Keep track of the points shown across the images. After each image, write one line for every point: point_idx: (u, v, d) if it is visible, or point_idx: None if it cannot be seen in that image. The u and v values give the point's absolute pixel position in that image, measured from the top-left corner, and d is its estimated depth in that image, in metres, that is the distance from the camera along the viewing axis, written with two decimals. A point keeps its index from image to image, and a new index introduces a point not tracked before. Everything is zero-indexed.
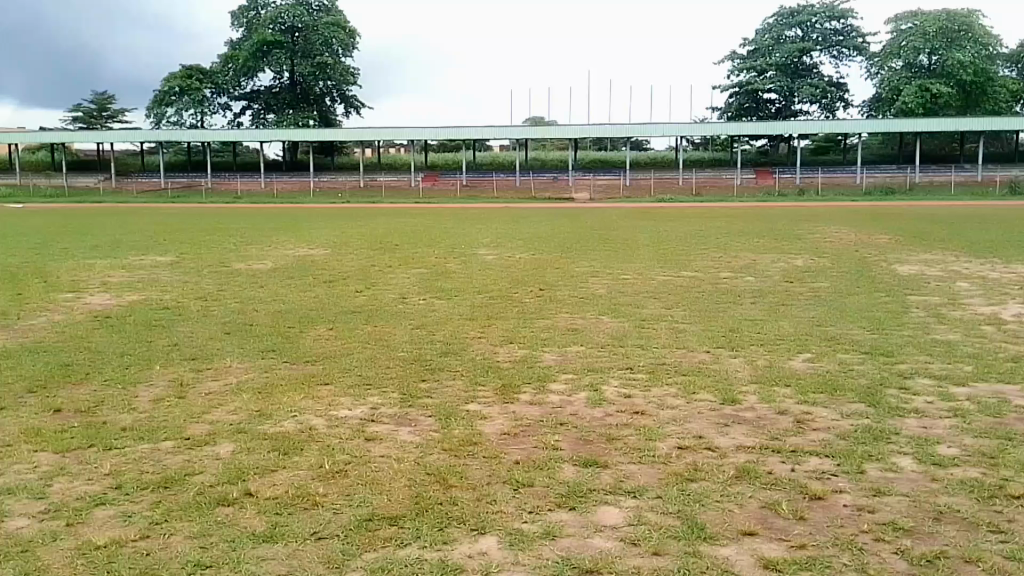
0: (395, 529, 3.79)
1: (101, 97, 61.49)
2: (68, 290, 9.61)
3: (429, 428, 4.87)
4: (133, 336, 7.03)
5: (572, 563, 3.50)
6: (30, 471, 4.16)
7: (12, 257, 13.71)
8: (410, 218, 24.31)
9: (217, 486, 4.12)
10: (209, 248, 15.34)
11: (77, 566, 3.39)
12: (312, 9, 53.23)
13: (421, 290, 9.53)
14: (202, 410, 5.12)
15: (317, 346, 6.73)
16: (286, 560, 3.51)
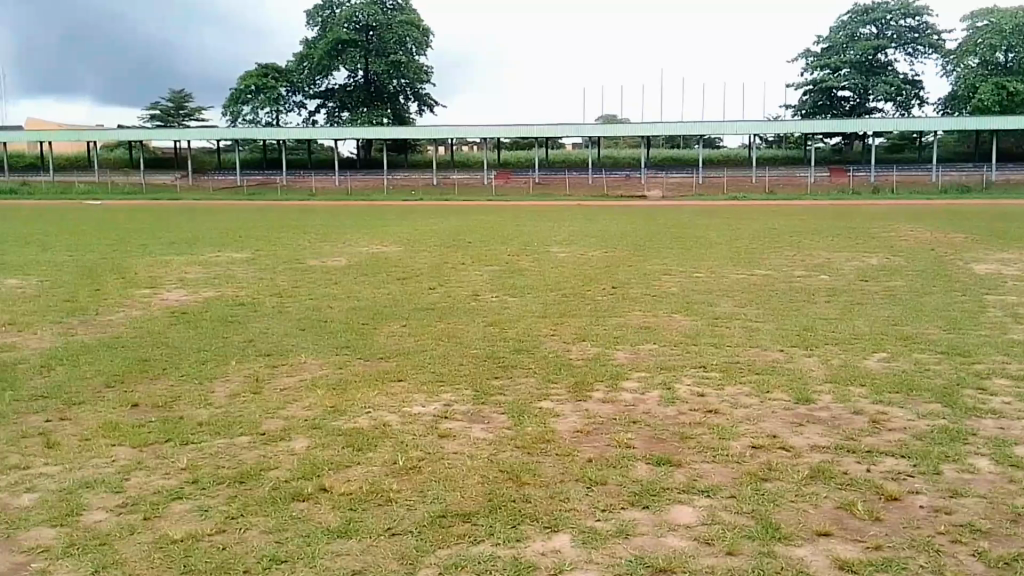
0: (469, 526, 3.79)
1: (177, 95, 62.24)
2: (146, 287, 9.77)
3: (502, 426, 4.87)
4: (208, 332, 7.13)
5: (648, 562, 3.48)
6: (108, 466, 4.21)
7: (126, 253, 13.95)
8: (519, 216, 24.36)
9: (291, 481, 4.13)
10: (282, 244, 15.45)
11: (156, 560, 3.45)
12: (386, 8, 53.58)
13: (493, 288, 9.56)
14: (277, 405, 5.17)
15: (390, 342, 6.77)
16: (361, 556, 3.53)
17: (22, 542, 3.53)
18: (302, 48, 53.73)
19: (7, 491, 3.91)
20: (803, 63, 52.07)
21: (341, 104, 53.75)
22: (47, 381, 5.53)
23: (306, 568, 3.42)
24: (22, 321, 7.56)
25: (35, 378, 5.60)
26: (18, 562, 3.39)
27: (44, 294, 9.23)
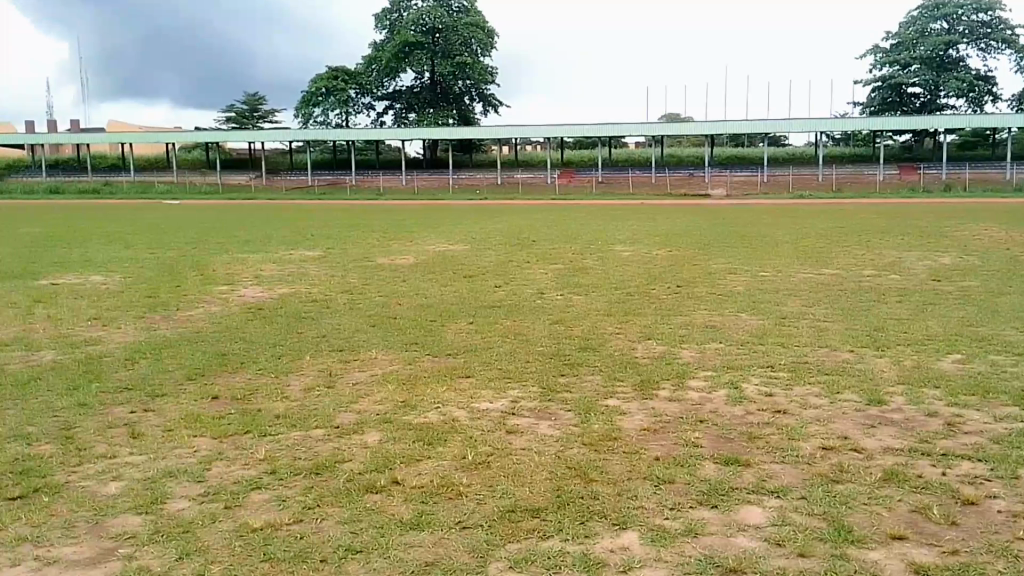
0: (538, 521, 3.81)
1: (253, 99, 63.98)
2: (224, 283, 10.06)
3: (570, 423, 4.89)
4: (283, 327, 7.32)
5: (719, 562, 3.46)
6: (191, 455, 4.35)
7: (218, 250, 14.43)
8: (599, 214, 24.59)
9: (364, 473, 4.21)
10: (354, 243, 15.70)
11: (236, 548, 3.55)
12: (453, 10, 54.56)
13: (558, 286, 9.63)
14: (350, 399, 5.28)
15: (458, 339, 6.86)
16: (434, 548, 3.58)
17: (110, 527, 3.67)
18: (371, 51, 55.03)
19: (98, 477, 4.08)
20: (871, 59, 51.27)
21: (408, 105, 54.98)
22: (133, 373, 5.77)
23: (380, 558, 3.49)
24: (108, 315, 7.89)
25: (121, 371, 5.84)
26: (108, 546, 3.53)
27: (127, 290, 9.60)
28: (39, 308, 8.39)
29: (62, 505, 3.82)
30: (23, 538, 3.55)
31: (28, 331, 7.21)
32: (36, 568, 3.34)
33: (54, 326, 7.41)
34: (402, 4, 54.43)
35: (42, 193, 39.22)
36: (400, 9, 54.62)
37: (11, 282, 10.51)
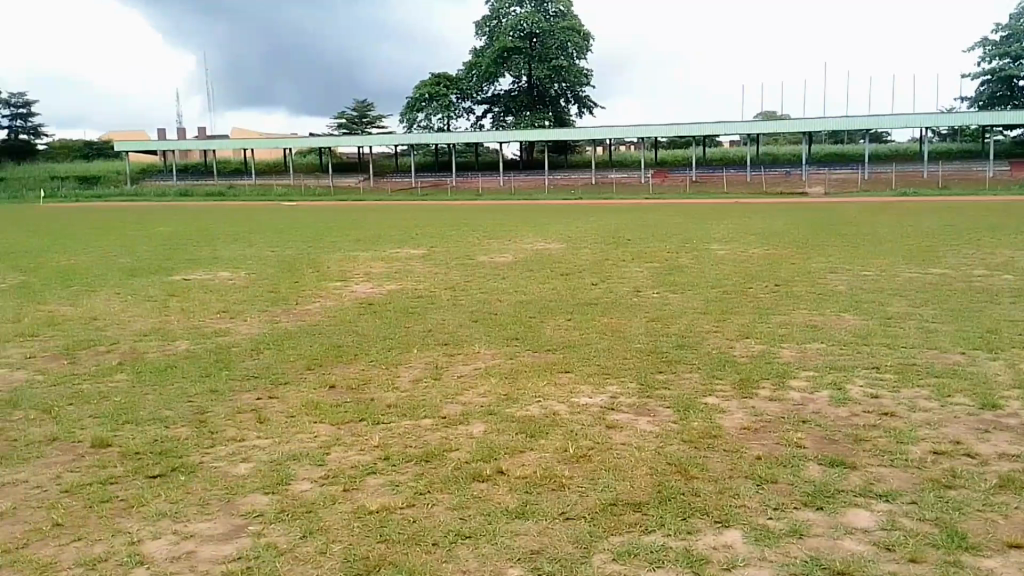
0: (640, 515, 3.87)
1: (363, 106, 67.55)
2: (337, 279, 10.59)
3: (669, 419, 4.93)
4: (391, 322, 7.68)
5: (825, 563, 3.42)
6: (311, 440, 4.63)
7: (341, 247, 15.36)
8: (713, 213, 24.76)
9: (470, 462, 4.38)
10: (457, 241, 16.34)
11: (354, 528, 3.76)
12: (549, 15, 55.57)
13: (654, 284, 9.72)
14: (456, 391, 5.49)
15: (556, 335, 7.01)
16: (539, 537, 3.69)
17: (239, 505, 3.95)
18: (472, 57, 57.01)
19: (229, 459, 4.41)
20: (978, 52, 49.01)
21: (507, 108, 56.68)
22: (257, 362, 6.20)
23: (488, 545, 3.62)
24: (235, 308, 8.49)
25: (247, 360, 6.29)
26: (239, 522, 3.81)
27: (251, 285, 10.27)
28: (176, 301, 9.10)
29: (198, 482, 4.15)
30: (166, 512, 3.87)
31: (166, 321, 7.86)
32: (180, 540, 3.65)
33: (188, 317, 8.05)
34: (501, 10, 55.78)
35: (172, 196, 42.99)
36: (499, 15, 56.18)
37: (153, 276, 11.41)
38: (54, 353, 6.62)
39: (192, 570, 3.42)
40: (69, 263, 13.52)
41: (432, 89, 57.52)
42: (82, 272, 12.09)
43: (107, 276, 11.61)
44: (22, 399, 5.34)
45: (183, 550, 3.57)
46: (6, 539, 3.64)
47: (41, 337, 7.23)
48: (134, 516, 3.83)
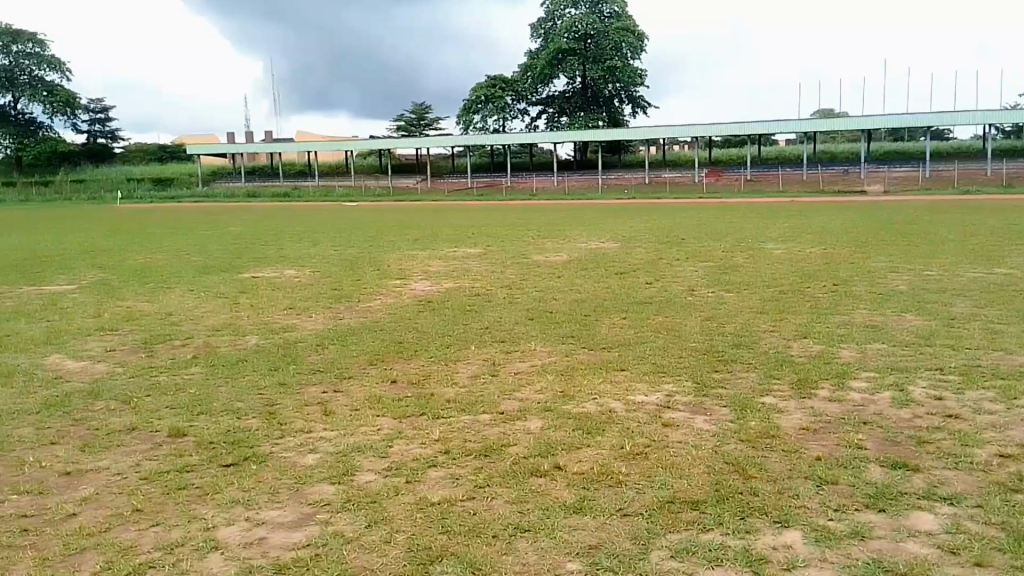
0: (697, 513, 3.89)
1: (421, 109, 69.23)
2: (396, 278, 10.88)
3: (726, 418, 4.95)
4: (449, 319, 7.85)
5: (888, 564, 3.40)
6: (375, 433, 4.79)
7: (402, 246, 15.83)
8: (775, 212, 24.63)
9: (528, 457, 4.46)
10: (514, 240, 16.68)
11: (417, 519, 3.88)
12: (604, 17, 56.23)
13: (709, 283, 9.73)
14: (513, 388, 5.59)
15: (611, 333, 7.09)
16: (596, 532, 3.74)
17: (307, 494, 4.10)
18: (528, 59, 57.99)
19: (297, 449, 4.59)
20: None
21: (562, 110, 57.01)
22: (322, 357, 6.43)
23: (547, 539, 3.68)
24: (301, 304, 8.80)
25: (312, 354, 6.53)
26: (307, 510, 3.97)
27: (315, 282, 10.62)
28: (245, 297, 9.47)
29: (268, 472, 4.33)
30: (238, 499, 4.05)
31: (236, 316, 8.22)
32: (252, 527, 3.82)
33: (257, 313, 8.37)
34: (557, 12, 56.56)
35: (242, 198, 45.01)
36: (555, 17, 56.98)
37: (223, 274, 11.86)
38: (132, 346, 6.99)
39: (265, 555, 3.58)
40: (146, 261, 14.20)
41: (489, 91, 58.28)
42: (156, 270, 12.69)
43: (181, 273, 12.13)
44: (104, 389, 5.65)
45: (256, 535, 3.74)
46: (92, 520, 3.87)
47: (121, 331, 7.64)
48: (209, 503, 4.01)
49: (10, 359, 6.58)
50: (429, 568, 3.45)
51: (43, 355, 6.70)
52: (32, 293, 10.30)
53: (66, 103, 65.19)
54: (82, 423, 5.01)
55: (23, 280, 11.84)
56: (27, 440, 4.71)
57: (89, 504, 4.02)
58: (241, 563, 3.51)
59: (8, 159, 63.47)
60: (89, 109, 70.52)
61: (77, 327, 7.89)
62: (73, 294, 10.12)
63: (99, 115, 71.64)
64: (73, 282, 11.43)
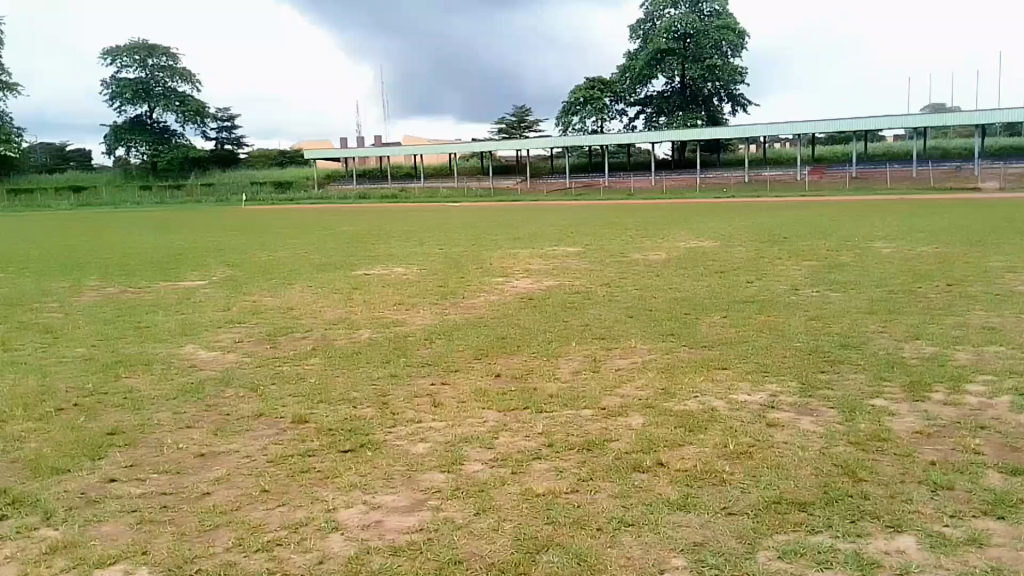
0: (805, 515, 3.84)
1: (521, 112, 74.97)
2: (499, 275, 11.45)
3: (833, 421, 4.90)
4: (551, 316, 8.21)
5: (1010, 575, 3.26)
6: (481, 425, 5.01)
7: (511, 244, 16.85)
8: (881, 211, 24.43)
9: (630, 453, 4.55)
10: (610, 239, 17.46)
11: (523, 509, 4.01)
12: (704, 15, 58.96)
13: (813, 282, 9.75)
14: (615, 384, 5.73)
15: (712, 332, 7.18)
16: (701, 529, 3.76)
17: (419, 481, 4.32)
18: (627, 60, 61.74)
19: (408, 438, 4.85)
20: None
21: (659, 109, 61.19)
22: (430, 351, 6.81)
23: (652, 533, 3.74)
24: (409, 301, 9.35)
25: (421, 348, 6.92)
26: (419, 496, 4.18)
27: (423, 279, 11.29)
28: (358, 293, 10.13)
29: (382, 459, 4.58)
30: (355, 483, 4.31)
31: (350, 311, 8.83)
32: (368, 510, 4.05)
33: (369, 309, 8.95)
34: (656, 14, 59.90)
35: (352, 198, 48.54)
36: (654, 18, 60.07)
37: (338, 270, 12.78)
38: (258, 337, 7.63)
39: (382, 537, 3.79)
40: (270, 258, 15.35)
41: (587, 94, 64.72)
42: (278, 266, 13.83)
43: (302, 269, 13.11)
44: (231, 378, 6.18)
45: (372, 518, 3.97)
46: (225, 498, 4.21)
47: (247, 324, 8.35)
48: (329, 486, 4.29)
49: (151, 347, 7.31)
50: (536, 556, 3.56)
51: (180, 345, 7.41)
52: (169, 288, 11.36)
53: (196, 112, 72.19)
54: (213, 408, 5.49)
55: (163, 275, 13.12)
56: (168, 424, 5.21)
57: (221, 482, 4.37)
58: (360, 543, 3.73)
59: (145, 164, 71.14)
60: (217, 118, 77.33)
61: (209, 319, 8.67)
62: (205, 288, 11.11)
63: (226, 122, 78.26)
64: (206, 277, 12.53)
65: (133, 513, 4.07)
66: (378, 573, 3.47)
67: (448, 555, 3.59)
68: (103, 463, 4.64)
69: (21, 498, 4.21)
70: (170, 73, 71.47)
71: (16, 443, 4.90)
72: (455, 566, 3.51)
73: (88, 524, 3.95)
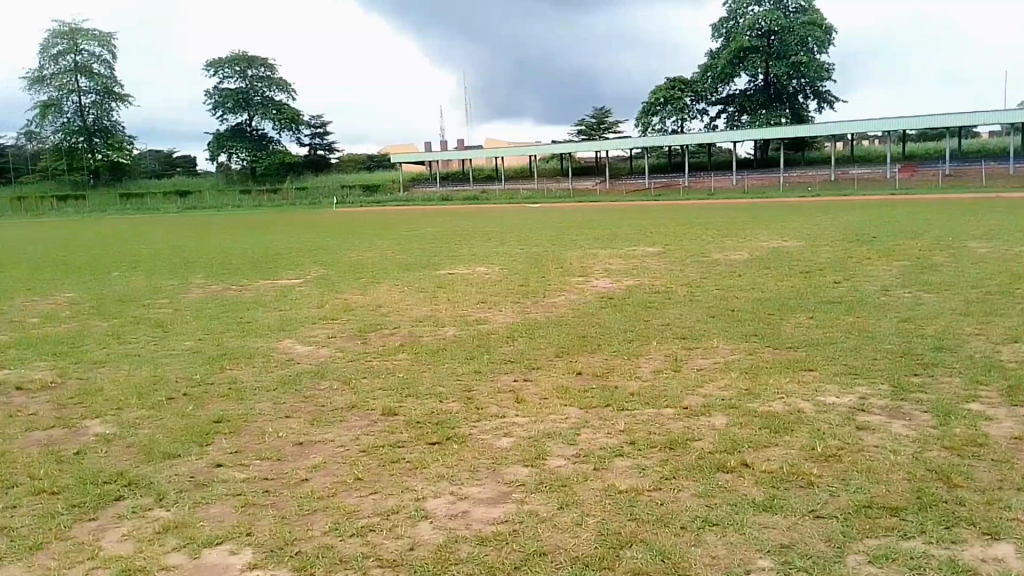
0: (897, 519, 3.76)
1: (600, 113, 77.62)
2: (578, 275, 11.94)
3: (927, 424, 4.79)
4: (632, 315, 8.47)
5: None
6: (564, 421, 5.16)
7: (596, 244, 17.51)
8: (981, 208, 23.75)
9: (714, 453, 4.56)
10: (689, 239, 17.81)
11: (606, 504, 4.07)
12: (790, 11, 59.20)
13: (906, 282, 9.58)
14: (696, 382, 5.81)
15: (798, 332, 7.20)
16: (788, 531, 3.72)
17: (504, 474, 4.46)
18: (708, 60, 62.91)
19: (493, 432, 5.06)
20: None
21: (742, 108, 61.85)
22: (513, 348, 7.10)
23: (737, 533, 3.72)
24: (492, 299, 9.84)
25: (503, 345, 7.27)
26: (504, 489, 4.30)
27: (505, 279, 11.86)
28: (442, 292, 10.71)
29: (467, 452, 4.77)
30: (443, 474, 4.49)
31: (435, 310, 9.35)
32: (455, 500, 4.21)
33: (452, 308, 9.46)
34: (739, 11, 60.55)
35: (437, 201, 51.26)
36: (737, 16, 60.64)
37: (422, 270, 13.48)
38: (349, 333, 8.15)
39: (469, 527, 3.92)
40: (359, 258, 16.11)
41: (666, 94, 65.56)
42: (365, 266, 14.55)
43: (388, 269, 13.87)
44: (326, 372, 6.61)
45: (460, 508, 4.12)
46: (320, 484, 4.46)
47: (338, 320, 8.94)
48: (417, 476, 4.48)
49: (251, 343, 7.86)
50: (619, 551, 3.61)
51: (277, 340, 7.99)
52: (267, 286, 12.10)
53: (291, 120, 77.03)
54: (309, 400, 5.87)
55: (261, 273, 14.03)
56: (267, 414, 5.58)
57: (316, 470, 4.64)
58: (448, 532, 3.88)
59: (246, 169, 74.68)
60: (311, 125, 82.01)
61: (303, 316, 9.27)
62: (299, 287, 11.82)
63: (319, 129, 82.96)
64: (300, 276, 13.32)
65: (237, 496, 4.36)
66: (467, 561, 3.60)
67: (533, 546, 3.68)
68: (210, 448, 5.01)
69: (137, 479, 4.59)
70: (269, 83, 76.46)
71: (133, 429, 5.37)
72: (540, 557, 3.60)
73: (197, 506, 4.26)
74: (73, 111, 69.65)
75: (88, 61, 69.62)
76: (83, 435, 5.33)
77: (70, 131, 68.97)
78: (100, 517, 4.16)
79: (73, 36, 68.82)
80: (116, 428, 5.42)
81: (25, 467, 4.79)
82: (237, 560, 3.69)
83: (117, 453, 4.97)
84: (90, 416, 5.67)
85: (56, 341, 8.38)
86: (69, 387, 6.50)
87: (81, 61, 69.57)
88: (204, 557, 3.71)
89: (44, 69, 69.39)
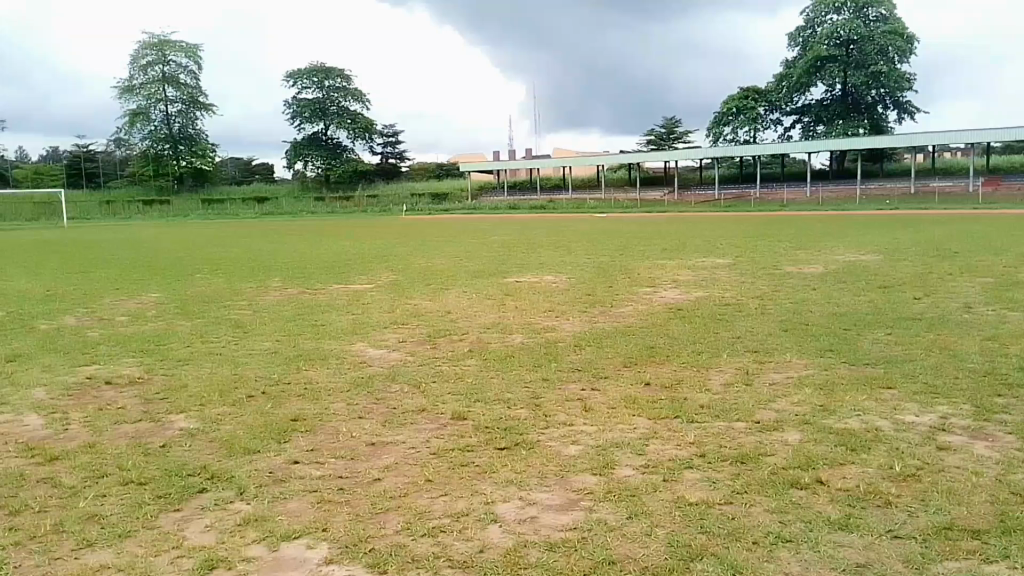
0: (980, 543, 3.63)
1: (671, 122, 78.37)
2: (647, 286, 12.33)
3: (1011, 446, 4.77)
4: (703, 326, 8.81)
5: None
6: (633, 431, 5.32)
7: (667, 254, 18.05)
8: None
9: (788, 469, 4.58)
10: (760, 251, 18.17)
11: (676, 516, 4.04)
12: (869, 21, 60.67)
13: (988, 300, 9.84)
14: (767, 398, 5.97)
15: (876, 348, 7.40)
16: (864, 551, 3.62)
17: (573, 482, 4.52)
18: (783, 69, 64.68)
19: (561, 440, 5.20)
20: None
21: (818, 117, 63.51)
22: (580, 358, 7.43)
23: (811, 551, 3.63)
24: (561, 308, 10.32)
25: (571, 354, 7.63)
26: (572, 497, 4.33)
27: (573, 288, 12.36)
28: (511, 300, 11.11)
29: (535, 458, 4.91)
30: (511, 479, 4.58)
31: (504, 317, 9.77)
32: (524, 506, 4.23)
33: (522, 314, 9.93)
34: (816, 21, 62.16)
35: (504, 208, 53.13)
36: (814, 25, 62.50)
37: (496, 277, 14.02)
38: (420, 339, 8.56)
39: (538, 532, 3.92)
40: (431, 264, 16.65)
41: (740, 104, 67.38)
42: (437, 272, 15.14)
43: (459, 275, 14.40)
44: (399, 374, 7.00)
45: (529, 513, 4.14)
46: (393, 485, 4.57)
47: (409, 326, 9.38)
48: (487, 480, 4.58)
49: (326, 346, 8.27)
50: (691, 564, 3.55)
51: (351, 343, 8.40)
52: (342, 290, 12.62)
53: (366, 128, 80.17)
54: (383, 402, 6.19)
55: (332, 277, 14.54)
56: (343, 414, 5.87)
57: (389, 470, 4.79)
58: (518, 536, 3.88)
59: (321, 176, 78.38)
60: (384, 134, 84.74)
61: (376, 320, 9.71)
62: (372, 292, 12.33)
63: (392, 138, 85.46)
64: (371, 280, 13.86)
65: (313, 492, 4.49)
66: (536, 566, 3.59)
67: (602, 554, 3.65)
68: (288, 445, 5.24)
69: (219, 473, 4.79)
70: (344, 93, 79.53)
71: (216, 425, 5.69)
72: (610, 565, 3.57)
73: (276, 500, 4.39)
74: (161, 119, 74.39)
75: (176, 71, 74.29)
76: (169, 428, 5.67)
77: (158, 138, 73.77)
78: (184, 508, 4.32)
79: (162, 47, 73.38)
80: (199, 424, 5.74)
81: (115, 458, 5.08)
82: (313, 554, 3.75)
83: (201, 447, 5.25)
84: (176, 412, 6.04)
85: (141, 339, 8.87)
86: (155, 383, 6.91)
87: (168, 71, 74.12)
88: (282, 551, 3.79)
89: (134, 79, 74.05)
